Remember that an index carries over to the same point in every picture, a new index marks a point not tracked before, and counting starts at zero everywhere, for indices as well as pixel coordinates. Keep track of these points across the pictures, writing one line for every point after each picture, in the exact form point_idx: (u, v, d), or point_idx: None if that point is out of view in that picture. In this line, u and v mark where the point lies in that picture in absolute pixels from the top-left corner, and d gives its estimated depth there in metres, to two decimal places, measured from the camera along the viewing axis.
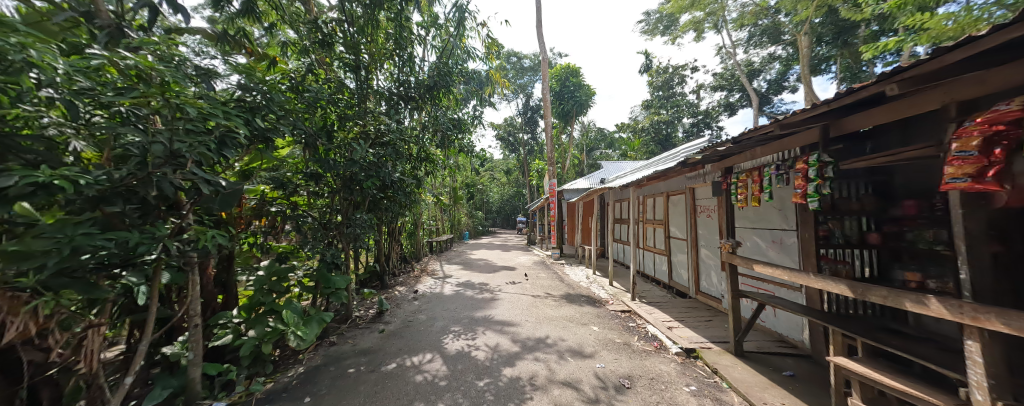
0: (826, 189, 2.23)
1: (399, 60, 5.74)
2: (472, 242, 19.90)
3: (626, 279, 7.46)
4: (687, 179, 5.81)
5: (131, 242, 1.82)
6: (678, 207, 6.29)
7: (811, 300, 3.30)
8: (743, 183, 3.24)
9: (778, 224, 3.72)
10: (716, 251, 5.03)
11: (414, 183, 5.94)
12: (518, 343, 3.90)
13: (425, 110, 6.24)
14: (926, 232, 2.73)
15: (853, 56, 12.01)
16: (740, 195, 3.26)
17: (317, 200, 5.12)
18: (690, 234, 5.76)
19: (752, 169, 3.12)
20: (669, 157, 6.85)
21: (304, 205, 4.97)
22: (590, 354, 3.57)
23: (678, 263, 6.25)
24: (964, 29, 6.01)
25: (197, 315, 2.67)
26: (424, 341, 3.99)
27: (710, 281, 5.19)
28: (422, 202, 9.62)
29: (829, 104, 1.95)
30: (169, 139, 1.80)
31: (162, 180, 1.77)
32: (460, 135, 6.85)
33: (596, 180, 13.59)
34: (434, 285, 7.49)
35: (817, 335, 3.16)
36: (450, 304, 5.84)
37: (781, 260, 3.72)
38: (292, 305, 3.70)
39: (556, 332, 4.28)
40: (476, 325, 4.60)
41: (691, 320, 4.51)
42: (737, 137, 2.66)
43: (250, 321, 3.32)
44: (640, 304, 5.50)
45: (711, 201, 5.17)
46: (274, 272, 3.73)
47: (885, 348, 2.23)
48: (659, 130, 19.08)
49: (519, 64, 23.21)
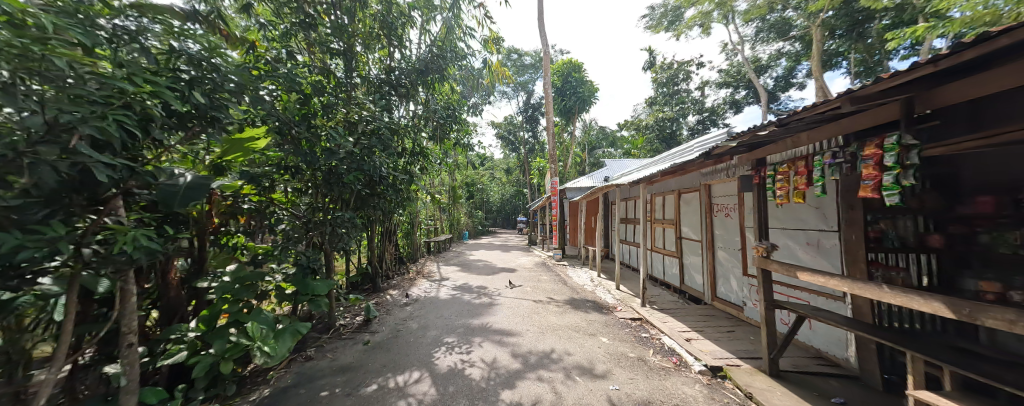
0: (910, 179, 1.74)
1: (390, 46, 5.30)
2: (471, 242, 19.46)
3: (633, 282, 7.03)
4: (702, 176, 5.37)
5: (4, 247, 1.41)
6: (691, 206, 5.85)
7: (859, 312, 2.85)
8: (783, 176, 2.77)
9: (815, 225, 3.27)
10: (736, 254, 4.59)
11: (406, 180, 5.51)
12: (518, 358, 3.46)
13: (419, 101, 5.79)
14: (1010, 234, 2.27)
15: (869, 51, 11.55)
16: (778, 190, 2.79)
17: (301, 197, 4.70)
18: (705, 235, 5.33)
19: (793, 160, 2.64)
20: (681, 152, 6.41)
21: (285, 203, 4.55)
22: (602, 373, 3.12)
23: (691, 265, 5.81)
24: (1000, 15, 5.59)
25: (132, 332, 2.23)
26: (411, 356, 3.55)
27: (729, 286, 4.76)
28: (418, 200, 9.18)
29: (933, 66, 1.44)
30: (46, 107, 1.35)
31: (38, 164, 1.34)
32: (457, 129, 6.43)
33: (598, 178, 13.14)
34: (430, 288, 7.06)
35: (868, 354, 2.71)
36: (445, 310, 5.42)
37: (818, 265, 3.27)
38: (263, 315, 3.25)
39: (561, 345, 3.84)
40: (472, 336, 4.16)
41: (710, 331, 4.07)
42: (782, 119, 2.16)
43: (209, 335, 2.88)
44: (651, 311, 5.06)
45: (731, 199, 4.72)
46: (240, 279, 3.29)
47: (997, 385, 1.69)
48: (664, 128, 18.64)
49: (520, 62, 22.79)
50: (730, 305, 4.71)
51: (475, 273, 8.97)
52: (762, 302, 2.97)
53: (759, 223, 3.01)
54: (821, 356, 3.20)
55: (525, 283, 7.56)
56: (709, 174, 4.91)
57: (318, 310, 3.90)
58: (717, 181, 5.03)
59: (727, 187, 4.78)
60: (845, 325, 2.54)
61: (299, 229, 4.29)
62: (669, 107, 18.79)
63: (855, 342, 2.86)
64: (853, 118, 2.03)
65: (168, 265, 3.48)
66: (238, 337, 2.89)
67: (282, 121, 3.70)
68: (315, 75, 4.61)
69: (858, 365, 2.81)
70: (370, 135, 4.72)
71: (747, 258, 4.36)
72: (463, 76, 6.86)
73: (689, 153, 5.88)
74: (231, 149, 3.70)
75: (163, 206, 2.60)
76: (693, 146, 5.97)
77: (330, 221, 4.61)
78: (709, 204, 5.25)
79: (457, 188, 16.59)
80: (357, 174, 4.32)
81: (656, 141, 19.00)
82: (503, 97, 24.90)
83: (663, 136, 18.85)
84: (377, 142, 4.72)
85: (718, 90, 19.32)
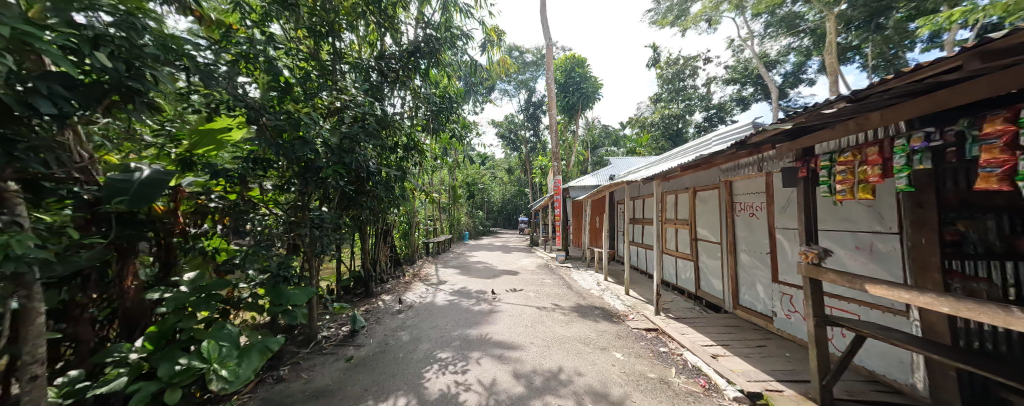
0: None
1: (381, 31, 4.86)
2: (470, 243, 18.95)
3: (644, 287, 6.57)
4: (721, 171, 4.91)
5: None
6: (708, 205, 5.39)
7: (930, 332, 2.38)
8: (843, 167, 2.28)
9: (869, 226, 2.80)
10: (764, 258, 4.12)
11: (398, 176, 5.06)
12: (522, 379, 3.01)
13: (412, 90, 5.31)
14: None
15: (890, 42, 11.05)
16: (838, 185, 2.30)
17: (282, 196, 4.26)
18: (725, 237, 4.87)
19: (858, 148, 2.15)
20: (696, 147, 5.93)
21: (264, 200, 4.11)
22: (620, 400, 2.66)
23: (708, 269, 5.35)
24: None
25: (34, 362, 1.75)
26: (398, 376, 3.10)
27: (755, 294, 4.29)
28: (414, 199, 8.73)
29: None
30: None
31: None
32: (454, 123, 5.98)
33: (603, 177, 12.66)
34: (425, 293, 6.60)
35: (945, 382, 2.25)
36: (440, 319, 4.97)
37: (872, 273, 2.80)
38: (224, 332, 2.80)
39: (570, 362, 3.38)
40: (469, 350, 3.70)
41: (737, 345, 3.61)
42: (858, 91, 1.68)
43: (156, 357, 2.44)
44: (667, 321, 4.59)
45: (757, 196, 4.25)
46: (199, 289, 2.84)
47: None
48: (670, 125, 18.10)
49: (522, 59, 22.33)
50: (757, 314, 4.25)
51: (474, 276, 8.50)
52: (806, 318, 2.52)
53: (806, 223, 2.54)
54: (878, 380, 2.74)
55: (527, 288, 7.10)
56: (732, 169, 4.46)
57: (294, 323, 3.42)
58: (739, 177, 4.59)
59: (752, 184, 4.32)
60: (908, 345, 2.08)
61: (278, 230, 3.81)
62: (675, 104, 18.31)
63: (925, 367, 2.39)
64: (958, 88, 1.54)
65: (125, 274, 3.07)
66: (190, 359, 2.44)
67: (250, 106, 3.15)
68: (299, 62, 4.18)
69: (930, 395, 2.36)
70: (354, 123, 4.17)
71: (778, 264, 3.90)
72: (461, 64, 6.35)
73: (707, 147, 5.40)
74: (202, 139, 3.32)
75: (113, 195, 2.68)
76: (712, 139, 5.48)
77: (310, 217, 4.09)
78: (730, 203, 4.78)
79: (457, 188, 16.14)
80: (335, 170, 3.64)
81: (662, 139, 18.29)
82: (504, 95, 24.43)
83: (669, 134, 18.26)
84: (364, 132, 4.20)
85: (725, 86, 18.80)
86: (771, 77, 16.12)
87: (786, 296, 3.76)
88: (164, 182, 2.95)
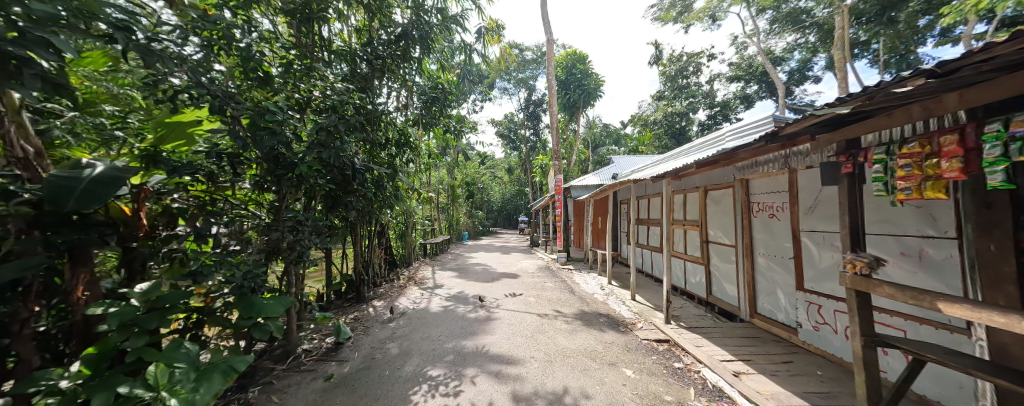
0: None
1: (371, 17, 4.49)
2: (470, 244, 18.60)
3: (651, 292, 6.22)
4: (736, 168, 4.57)
5: None
6: (721, 206, 5.04)
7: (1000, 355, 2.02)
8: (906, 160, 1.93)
9: (919, 230, 2.44)
10: (786, 263, 3.77)
11: (389, 174, 4.71)
12: (521, 402, 2.67)
13: (405, 82, 4.94)
14: None
15: (902, 37, 10.74)
16: (901, 182, 1.95)
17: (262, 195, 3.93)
18: (740, 239, 4.52)
19: (930, 137, 1.80)
20: (708, 142, 5.57)
21: (239, 200, 3.75)
22: None
23: (721, 274, 5.00)
24: None
25: None
26: (382, 400, 2.74)
27: (776, 302, 3.95)
28: (410, 199, 8.38)
29: None
30: None
31: None
32: (451, 119, 5.62)
33: (606, 176, 12.28)
34: (420, 298, 6.25)
35: None
36: (434, 327, 4.62)
37: (922, 284, 2.44)
38: (180, 352, 2.46)
39: (575, 381, 3.03)
40: (464, 366, 3.33)
41: (760, 361, 3.27)
42: (945, 63, 1.34)
43: (92, 385, 2.09)
44: (679, 331, 4.26)
45: (778, 196, 3.90)
46: (152, 303, 2.52)
47: None
48: (674, 123, 17.74)
49: (523, 57, 21.92)
50: (777, 324, 3.91)
51: (473, 280, 8.16)
52: (850, 338, 2.17)
53: (852, 227, 2.18)
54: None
55: (527, 292, 6.76)
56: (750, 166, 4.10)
57: (265, 338, 3.04)
58: (756, 175, 4.24)
59: (773, 183, 3.97)
60: (978, 372, 1.74)
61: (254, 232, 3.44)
62: (679, 102, 17.97)
63: (994, 395, 2.04)
64: None
65: (73, 285, 2.65)
66: (131, 387, 2.10)
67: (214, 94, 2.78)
68: (279, 49, 3.81)
69: None
70: (337, 114, 3.77)
71: (803, 270, 3.55)
72: (457, 56, 5.96)
73: (720, 143, 5.04)
74: (169, 132, 2.96)
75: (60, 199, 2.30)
76: (726, 134, 5.10)
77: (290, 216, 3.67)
78: (746, 202, 4.43)
79: (456, 188, 15.81)
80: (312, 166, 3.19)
81: (665, 137, 17.90)
82: (504, 93, 24.12)
83: (672, 132, 17.90)
84: (348, 124, 3.81)
85: (729, 84, 18.45)
86: (777, 74, 15.73)
87: (812, 305, 3.41)
88: (121, 181, 2.58)
